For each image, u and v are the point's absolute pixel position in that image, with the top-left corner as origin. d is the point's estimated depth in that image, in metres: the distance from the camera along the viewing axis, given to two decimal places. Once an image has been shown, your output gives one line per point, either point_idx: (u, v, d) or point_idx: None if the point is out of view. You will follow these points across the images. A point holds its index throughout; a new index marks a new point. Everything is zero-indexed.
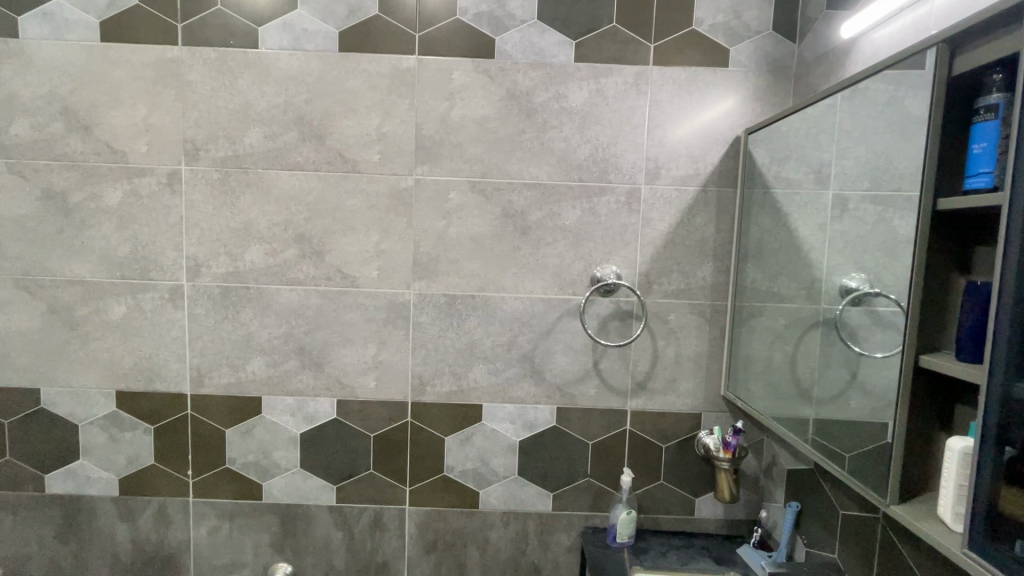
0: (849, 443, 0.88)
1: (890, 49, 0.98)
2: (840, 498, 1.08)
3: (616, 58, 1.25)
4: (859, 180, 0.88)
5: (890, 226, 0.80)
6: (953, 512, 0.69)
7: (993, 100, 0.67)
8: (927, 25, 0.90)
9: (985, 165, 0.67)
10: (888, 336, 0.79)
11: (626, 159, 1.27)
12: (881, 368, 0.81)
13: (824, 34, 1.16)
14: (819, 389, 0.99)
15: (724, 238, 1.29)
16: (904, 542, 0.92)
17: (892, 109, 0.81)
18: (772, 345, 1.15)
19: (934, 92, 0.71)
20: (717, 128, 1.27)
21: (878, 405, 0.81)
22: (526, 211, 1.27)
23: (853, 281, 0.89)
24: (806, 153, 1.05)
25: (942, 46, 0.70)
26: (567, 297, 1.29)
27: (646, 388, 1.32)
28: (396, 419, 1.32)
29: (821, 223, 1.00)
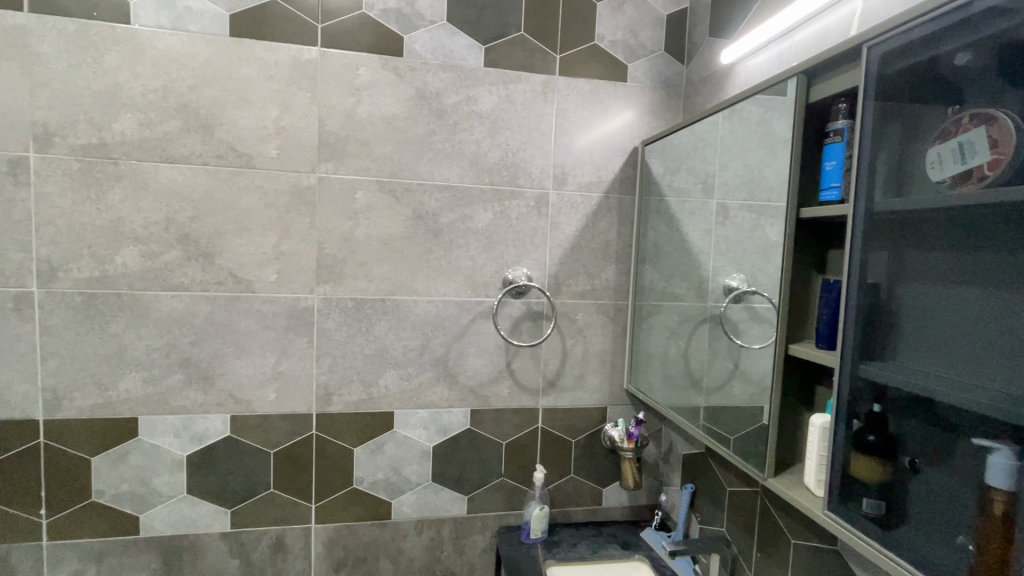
0: (734, 426, 0.99)
1: (760, 76, 1.11)
2: (727, 477, 1.19)
3: (524, 66, 1.28)
4: (738, 190, 1.00)
5: (763, 232, 0.91)
6: (816, 479, 0.79)
7: (840, 125, 0.79)
8: (787, 58, 1.03)
9: (834, 181, 0.79)
10: (764, 329, 0.90)
11: (534, 164, 1.30)
12: (758, 358, 0.91)
13: (707, 58, 1.29)
14: (708, 378, 1.09)
15: (625, 242, 1.38)
16: (778, 511, 1.03)
17: (762, 129, 0.92)
18: (668, 340, 1.26)
19: (796, 115, 0.81)
20: (618, 138, 1.35)
21: (757, 390, 0.91)
22: (437, 213, 1.26)
23: (735, 281, 1.00)
24: (694, 165, 1.16)
25: (801, 76, 0.81)
26: (480, 300, 1.30)
27: (556, 386, 1.36)
28: (299, 433, 1.23)
29: (707, 228, 1.11)
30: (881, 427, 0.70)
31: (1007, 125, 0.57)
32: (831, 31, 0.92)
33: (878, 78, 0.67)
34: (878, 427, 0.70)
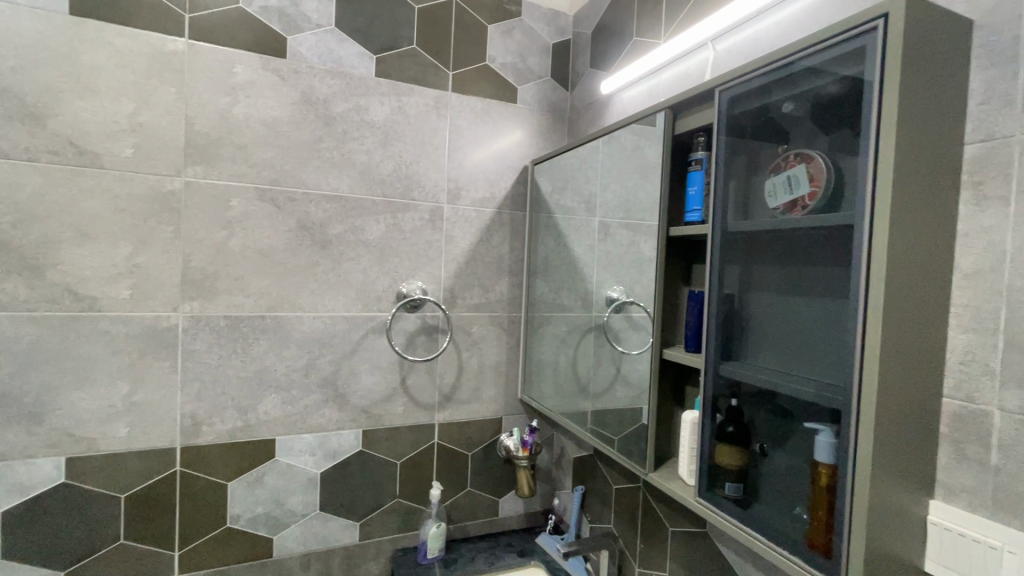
0: (617, 427, 1.07)
1: (634, 108, 1.23)
2: (613, 476, 1.28)
3: (416, 79, 1.28)
4: (616, 210, 1.09)
5: (638, 249, 1.01)
6: (688, 470, 0.88)
7: (699, 155, 0.90)
8: (657, 93, 1.15)
9: (697, 205, 0.89)
10: (640, 336, 0.99)
11: (428, 177, 1.30)
12: (637, 362, 1.00)
13: (588, 87, 1.40)
14: (594, 383, 1.17)
15: (517, 256, 1.43)
16: (657, 502, 1.13)
17: (636, 156, 1.03)
18: (558, 350, 1.32)
19: (664, 145, 0.92)
20: (509, 156, 1.41)
21: (636, 392, 1.00)
22: (325, 223, 1.19)
23: (616, 293, 1.09)
24: (578, 185, 1.25)
25: (668, 111, 0.91)
26: (372, 314, 1.25)
27: (452, 400, 1.35)
28: (159, 471, 1.08)
29: (590, 244, 1.20)
30: (738, 419, 0.81)
31: (821, 163, 0.68)
32: (691, 74, 1.05)
33: (728, 118, 0.79)
34: (736, 419, 0.81)
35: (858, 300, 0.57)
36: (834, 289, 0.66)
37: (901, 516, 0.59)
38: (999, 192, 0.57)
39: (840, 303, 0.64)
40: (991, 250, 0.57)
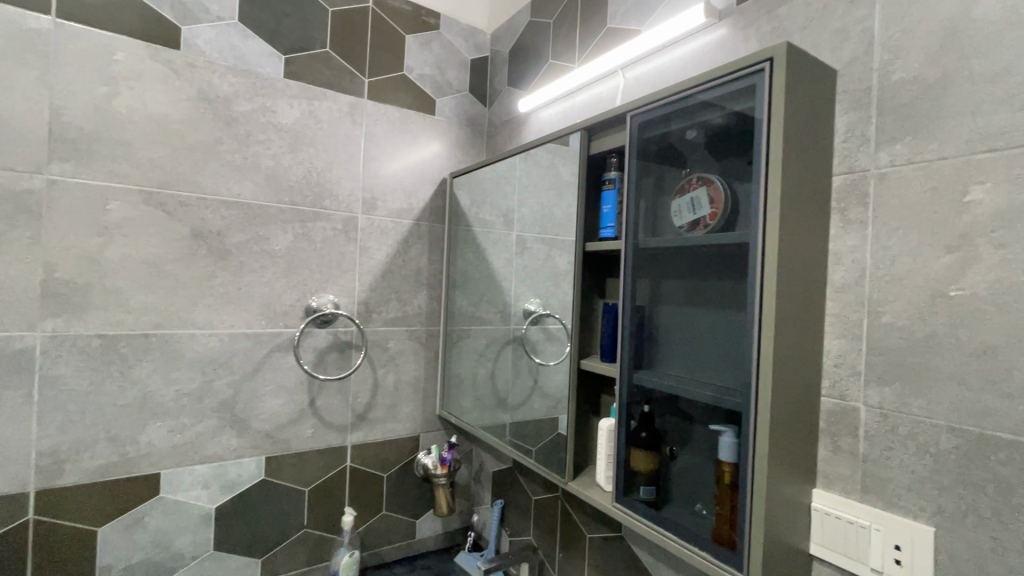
0: (536, 438, 1.08)
1: (550, 128, 1.27)
2: (532, 487, 1.29)
3: (330, 84, 1.23)
4: (534, 225, 1.13)
5: (555, 263, 1.05)
6: (605, 477, 0.91)
7: (612, 175, 0.95)
8: (571, 116, 1.21)
9: (610, 222, 0.94)
10: (558, 347, 1.03)
11: (341, 186, 1.24)
12: (555, 373, 1.03)
13: (506, 104, 1.43)
14: (513, 395, 1.18)
15: (435, 269, 1.41)
16: (575, 510, 1.16)
17: (551, 173, 1.06)
18: (477, 363, 1.32)
19: (580, 164, 0.96)
20: (427, 168, 1.39)
21: (555, 403, 1.02)
22: (223, 232, 1.09)
23: (533, 305, 1.13)
24: (496, 199, 1.27)
25: (583, 131, 0.95)
26: (278, 331, 1.16)
27: (366, 420, 1.29)
28: (5, 522, 0.90)
29: (508, 258, 1.23)
30: (650, 424, 0.86)
31: (719, 187, 0.75)
32: (603, 100, 1.11)
33: (639, 142, 0.84)
34: (648, 425, 0.85)
35: (754, 312, 0.63)
36: (731, 302, 0.73)
37: (791, 505, 0.65)
38: (860, 217, 0.66)
39: (738, 315, 0.71)
40: (855, 267, 0.67)
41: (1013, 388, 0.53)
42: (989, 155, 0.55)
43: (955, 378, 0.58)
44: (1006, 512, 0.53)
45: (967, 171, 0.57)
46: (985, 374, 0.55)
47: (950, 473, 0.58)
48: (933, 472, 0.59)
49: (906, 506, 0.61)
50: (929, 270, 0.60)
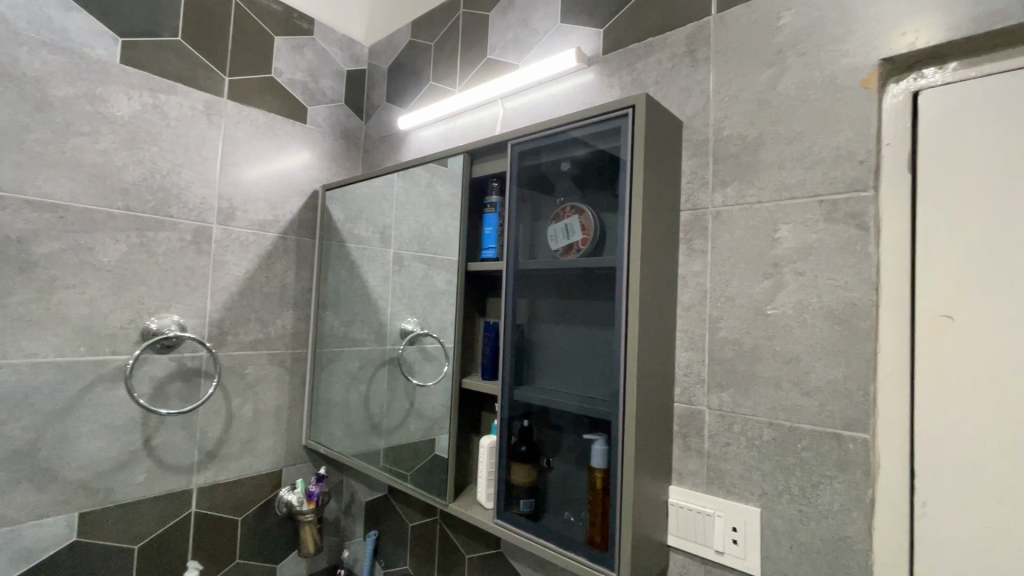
0: (413, 461, 1.05)
1: (430, 148, 1.28)
2: (409, 513, 1.24)
3: (180, 76, 1.09)
4: (410, 243, 1.15)
5: (432, 280, 1.08)
6: (486, 493, 0.92)
7: (494, 200, 0.99)
8: (451, 139, 1.23)
9: (492, 243, 0.97)
10: (433, 366, 1.05)
11: (192, 192, 1.10)
12: (431, 392, 1.05)
13: (384, 120, 1.41)
14: (387, 420, 1.16)
15: (304, 286, 1.31)
16: (454, 532, 1.14)
17: (429, 194, 1.08)
18: (348, 387, 1.27)
19: (462, 186, 0.98)
20: (296, 178, 1.30)
21: (431, 423, 1.03)
22: (27, 239, 0.89)
23: (410, 324, 1.14)
24: (371, 216, 1.24)
25: (466, 154, 0.97)
26: (103, 358, 0.98)
27: (217, 457, 1.14)
28: None
29: (384, 276, 1.22)
30: (529, 438, 0.89)
31: (590, 216, 0.83)
32: (483, 126, 1.15)
33: (519, 169, 0.89)
34: (527, 439, 0.89)
35: (621, 329, 0.70)
36: (600, 321, 0.80)
37: (652, 502, 0.73)
38: (702, 247, 0.78)
39: (607, 332, 0.78)
40: (699, 289, 0.78)
41: (811, 387, 0.67)
42: (791, 202, 0.70)
43: (772, 381, 0.70)
44: (809, 488, 0.66)
45: (777, 213, 0.71)
46: (792, 377, 0.68)
47: (771, 461, 0.69)
48: (759, 461, 0.70)
49: (740, 492, 0.72)
50: (753, 292, 0.73)
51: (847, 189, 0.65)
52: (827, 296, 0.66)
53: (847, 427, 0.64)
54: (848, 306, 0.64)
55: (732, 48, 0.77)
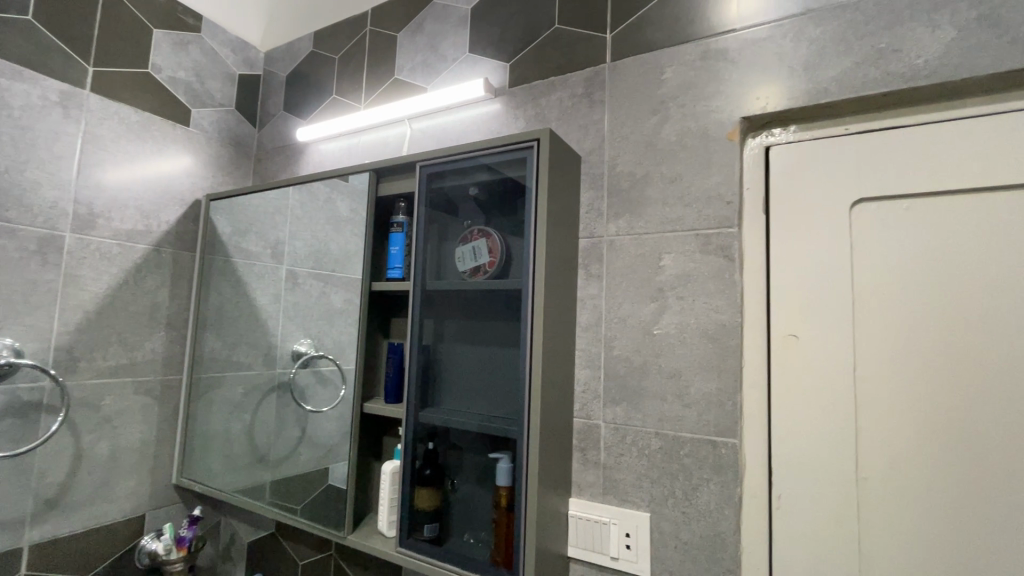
0: (304, 494, 1.00)
1: (331, 162, 1.23)
2: (298, 551, 1.15)
3: (30, 61, 0.94)
4: (305, 260, 1.11)
5: (329, 300, 1.05)
6: (387, 521, 0.89)
7: (401, 219, 0.98)
8: (355, 155, 1.19)
9: (398, 262, 0.96)
10: (328, 391, 1.02)
11: (39, 195, 0.95)
12: (326, 420, 1.01)
13: (280, 129, 1.33)
14: (275, 450, 1.10)
15: (179, 305, 1.18)
16: (350, 566, 1.08)
17: (329, 210, 1.05)
18: (229, 416, 1.17)
19: (368, 204, 0.95)
20: (174, 185, 1.18)
21: (324, 452, 1.00)
22: None
23: (303, 346, 1.10)
24: (262, 230, 1.17)
25: (372, 172, 0.96)
26: None
27: (59, 506, 0.96)
28: None
29: (275, 293, 1.15)
30: (434, 461, 0.88)
31: (496, 240, 0.86)
32: (389, 145, 1.14)
33: (428, 191, 0.90)
34: (432, 462, 0.87)
35: (525, 349, 0.74)
36: (505, 341, 0.83)
37: (553, 516, 0.76)
38: (598, 272, 0.85)
39: (512, 352, 0.80)
40: (595, 311, 0.84)
41: (690, 399, 0.75)
42: (673, 234, 0.78)
43: (659, 395, 0.77)
44: (690, 491, 0.73)
45: (661, 243, 0.79)
46: (675, 391, 0.76)
47: (658, 468, 0.76)
48: (648, 469, 0.77)
49: (632, 500, 0.77)
50: (642, 314, 0.80)
51: (717, 225, 0.75)
52: (702, 318, 0.75)
53: (720, 434, 0.72)
54: (719, 326, 0.74)
55: (623, 94, 0.85)
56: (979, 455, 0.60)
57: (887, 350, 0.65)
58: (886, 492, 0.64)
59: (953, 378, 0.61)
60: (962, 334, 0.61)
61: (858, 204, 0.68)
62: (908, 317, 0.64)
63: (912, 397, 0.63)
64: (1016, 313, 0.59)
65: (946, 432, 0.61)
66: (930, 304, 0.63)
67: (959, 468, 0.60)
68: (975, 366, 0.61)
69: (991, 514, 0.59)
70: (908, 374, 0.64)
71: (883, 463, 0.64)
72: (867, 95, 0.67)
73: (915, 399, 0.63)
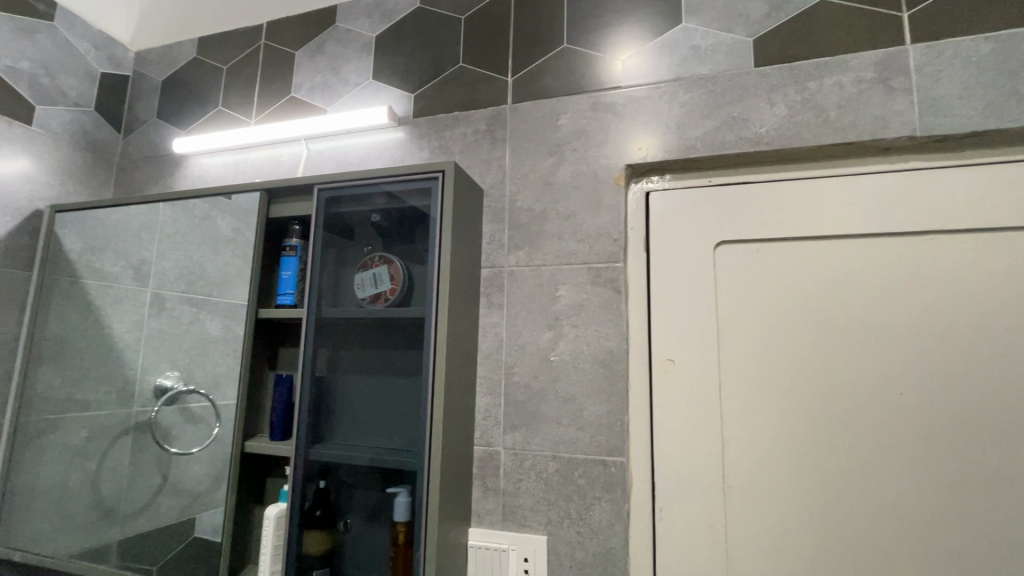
0: (166, 550, 0.91)
1: (213, 178, 1.13)
2: None
3: None
4: (177, 283, 1.02)
5: (202, 326, 0.97)
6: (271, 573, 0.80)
7: (294, 242, 0.92)
8: (242, 171, 1.11)
9: (289, 288, 0.90)
10: (199, 430, 0.94)
11: None
12: (193, 463, 0.93)
13: (151, 137, 1.20)
14: (128, 501, 0.98)
15: (6, 333, 0.99)
16: None
17: (208, 230, 0.97)
18: (69, 466, 0.99)
19: (257, 227, 0.89)
20: (6, 191, 0.99)
21: (189, 501, 0.92)
22: None
23: (170, 379, 1.00)
24: (123, 248, 1.03)
25: (263, 193, 0.89)
26: None
27: None
28: None
29: (136, 320, 1.02)
30: (325, 501, 0.82)
31: (398, 267, 0.85)
32: (283, 165, 1.08)
33: (326, 215, 0.86)
34: (324, 502, 0.82)
35: (427, 379, 0.73)
36: (405, 370, 0.82)
37: (453, 547, 0.75)
38: (498, 301, 0.87)
39: (413, 381, 0.79)
40: (496, 339, 0.86)
41: (584, 422, 0.79)
42: (568, 266, 0.84)
43: (555, 419, 0.81)
44: (584, 510, 0.77)
45: (557, 275, 0.85)
46: (570, 414, 0.80)
47: (554, 490, 0.79)
48: (545, 492, 0.79)
49: (529, 524, 0.79)
50: (540, 342, 0.84)
51: (606, 260, 0.82)
52: (593, 345, 0.81)
53: (610, 454, 0.77)
54: (608, 352, 0.80)
55: (522, 135, 0.91)
56: (836, 462, 0.70)
57: (759, 374, 0.74)
58: (765, 501, 0.72)
59: (799, 394, 0.72)
60: (818, 358, 0.72)
61: (719, 246, 0.79)
62: (778, 345, 0.74)
63: (781, 415, 0.73)
64: (859, 339, 0.71)
65: (794, 440, 0.72)
66: (777, 333, 0.75)
67: (824, 475, 0.70)
68: (830, 385, 0.71)
69: (830, 509, 0.69)
70: (776, 394, 0.73)
71: (746, 474, 0.73)
72: (725, 154, 0.79)
73: (770, 413, 0.73)
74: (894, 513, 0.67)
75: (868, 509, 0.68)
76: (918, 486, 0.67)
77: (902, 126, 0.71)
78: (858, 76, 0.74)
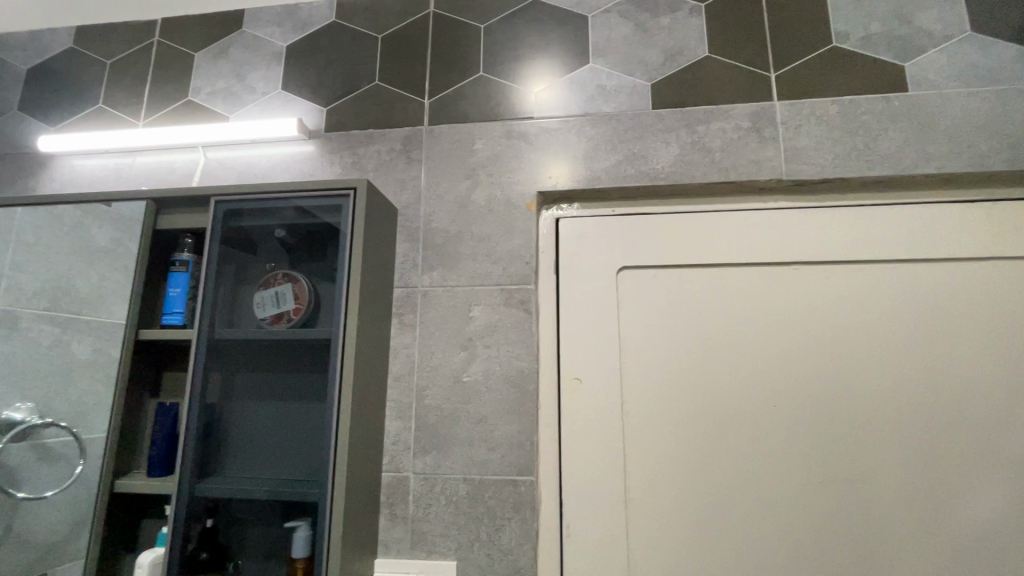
0: None
1: (88, 182, 1.01)
2: None
3: None
4: (34, 299, 0.89)
5: (67, 348, 0.87)
6: None
7: (185, 257, 0.84)
8: (125, 176, 1.00)
9: (178, 307, 0.82)
10: (56, 469, 0.83)
11: None
12: (47, 509, 0.81)
13: (10, 132, 1.05)
14: None
15: None
16: None
17: (80, 240, 0.87)
18: None
19: (142, 238, 0.81)
20: None
21: (40, 554, 0.81)
22: None
23: (20, 412, 0.86)
24: None
25: (150, 202, 0.81)
26: None
27: None
28: None
29: None
30: (212, 541, 0.75)
31: (304, 285, 0.82)
32: (175, 172, 0.99)
33: (223, 228, 0.80)
34: (210, 543, 0.74)
35: (332, 403, 0.70)
36: (309, 394, 0.77)
37: None
38: (411, 321, 0.86)
39: (317, 406, 0.75)
40: (408, 361, 0.85)
41: (495, 442, 0.80)
42: (482, 288, 0.85)
43: (466, 440, 0.81)
44: (494, 531, 0.77)
45: (471, 296, 0.85)
46: (481, 435, 0.81)
47: (464, 513, 0.78)
48: (455, 516, 0.78)
49: (438, 550, 0.78)
50: (452, 363, 0.84)
51: (518, 282, 0.85)
52: (505, 365, 0.82)
53: (520, 473, 0.78)
54: (519, 372, 0.82)
55: (438, 156, 0.92)
56: (798, 485, 0.75)
57: (733, 405, 0.78)
58: (719, 523, 0.75)
59: (692, 409, 0.79)
60: (757, 384, 0.78)
61: (622, 271, 0.85)
62: (720, 372, 0.79)
63: (745, 442, 0.77)
64: (740, 358, 0.79)
65: (688, 452, 0.78)
66: (673, 353, 0.81)
67: (769, 493, 0.75)
68: (785, 412, 0.77)
69: (719, 515, 0.75)
70: (738, 422, 0.78)
71: (646, 487, 0.78)
72: (627, 187, 0.85)
73: (667, 428, 0.79)
74: (774, 515, 0.75)
75: (752, 513, 0.75)
76: (822, 493, 0.74)
77: (772, 169, 0.82)
78: (738, 124, 0.84)
